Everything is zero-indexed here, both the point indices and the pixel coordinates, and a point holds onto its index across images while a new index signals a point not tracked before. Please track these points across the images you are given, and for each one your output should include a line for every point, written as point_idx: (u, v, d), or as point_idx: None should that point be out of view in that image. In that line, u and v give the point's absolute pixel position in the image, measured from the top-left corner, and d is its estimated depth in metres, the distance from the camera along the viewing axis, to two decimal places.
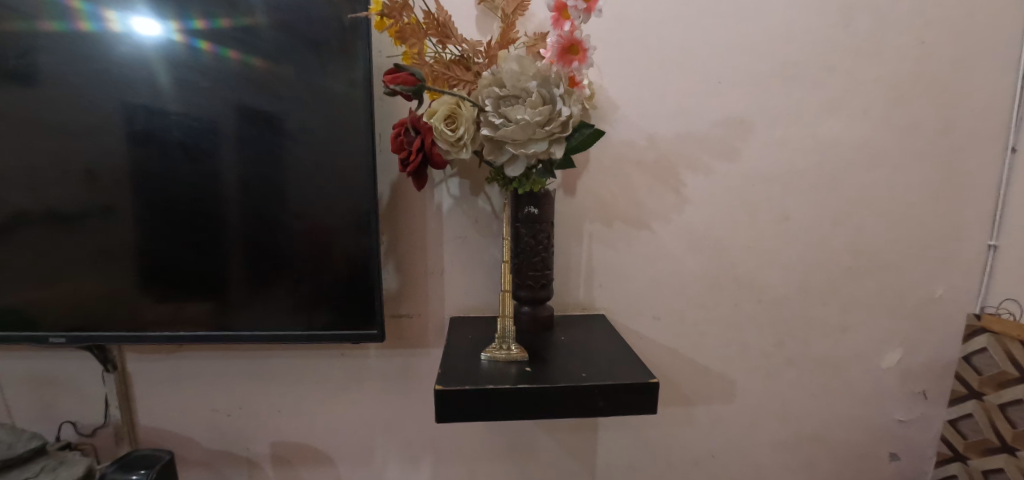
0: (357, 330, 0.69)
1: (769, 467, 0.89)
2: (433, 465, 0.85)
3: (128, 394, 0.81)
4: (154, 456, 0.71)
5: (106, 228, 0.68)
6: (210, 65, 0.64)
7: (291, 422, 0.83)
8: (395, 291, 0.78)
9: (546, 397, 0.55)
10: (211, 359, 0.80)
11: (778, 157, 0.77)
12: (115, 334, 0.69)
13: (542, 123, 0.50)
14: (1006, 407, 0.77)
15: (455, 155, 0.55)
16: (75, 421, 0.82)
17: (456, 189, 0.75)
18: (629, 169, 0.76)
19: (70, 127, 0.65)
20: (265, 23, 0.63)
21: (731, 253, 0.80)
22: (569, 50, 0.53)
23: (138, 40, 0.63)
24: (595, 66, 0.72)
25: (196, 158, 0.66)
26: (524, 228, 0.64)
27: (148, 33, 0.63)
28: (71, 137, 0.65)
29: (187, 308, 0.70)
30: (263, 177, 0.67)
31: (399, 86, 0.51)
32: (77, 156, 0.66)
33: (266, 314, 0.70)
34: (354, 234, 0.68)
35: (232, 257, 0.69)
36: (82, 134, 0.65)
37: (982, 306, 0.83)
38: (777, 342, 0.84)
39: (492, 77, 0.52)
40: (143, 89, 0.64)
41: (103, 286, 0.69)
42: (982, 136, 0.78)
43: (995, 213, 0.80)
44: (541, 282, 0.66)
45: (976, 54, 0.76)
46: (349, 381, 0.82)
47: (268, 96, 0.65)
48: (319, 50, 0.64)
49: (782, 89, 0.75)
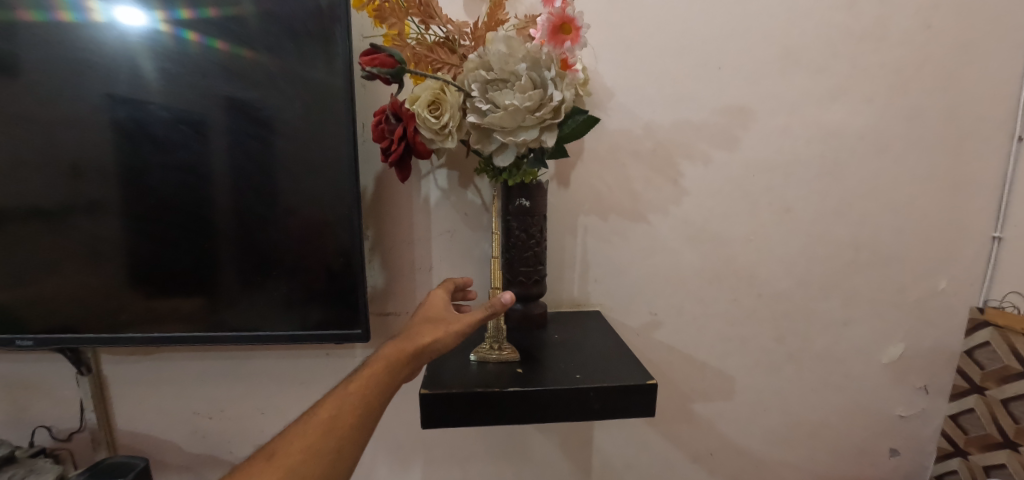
0: (341, 330, 0.66)
1: (768, 463, 0.88)
2: (424, 466, 0.83)
3: (104, 397, 0.78)
4: (129, 464, 0.68)
5: (78, 226, 0.64)
6: (196, 56, 0.60)
7: (275, 424, 0.80)
8: (381, 289, 0.75)
9: (538, 400, 0.53)
10: (190, 360, 0.77)
11: (780, 145, 0.74)
12: (90, 338, 0.66)
13: (533, 108, 0.47)
14: (1008, 403, 0.75)
15: (439, 143, 0.51)
16: (50, 426, 0.78)
17: (444, 180, 0.72)
18: (625, 159, 0.73)
19: (50, 121, 0.61)
20: (253, 12, 0.59)
21: (730, 246, 0.77)
22: (560, 28, 0.50)
23: (120, 30, 0.59)
24: (589, 48, 0.69)
25: (180, 152, 0.62)
26: (515, 221, 0.62)
27: (132, 23, 0.59)
28: (51, 133, 0.61)
29: (166, 309, 0.66)
30: (249, 173, 0.63)
31: (376, 68, 0.47)
32: (58, 153, 0.62)
33: (248, 314, 0.67)
34: (340, 229, 0.64)
35: (216, 255, 0.65)
36: (63, 129, 0.61)
37: (985, 299, 0.81)
38: (778, 337, 0.82)
39: (479, 60, 0.49)
40: (126, 81, 0.60)
41: (76, 286, 0.65)
42: (988, 123, 0.76)
43: (1000, 204, 0.78)
44: (533, 278, 0.63)
45: (983, 37, 0.73)
46: (334, 381, 0.79)
47: (254, 87, 0.61)
48: (306, 39, 0.60)
49: (784, 76, 0.72)
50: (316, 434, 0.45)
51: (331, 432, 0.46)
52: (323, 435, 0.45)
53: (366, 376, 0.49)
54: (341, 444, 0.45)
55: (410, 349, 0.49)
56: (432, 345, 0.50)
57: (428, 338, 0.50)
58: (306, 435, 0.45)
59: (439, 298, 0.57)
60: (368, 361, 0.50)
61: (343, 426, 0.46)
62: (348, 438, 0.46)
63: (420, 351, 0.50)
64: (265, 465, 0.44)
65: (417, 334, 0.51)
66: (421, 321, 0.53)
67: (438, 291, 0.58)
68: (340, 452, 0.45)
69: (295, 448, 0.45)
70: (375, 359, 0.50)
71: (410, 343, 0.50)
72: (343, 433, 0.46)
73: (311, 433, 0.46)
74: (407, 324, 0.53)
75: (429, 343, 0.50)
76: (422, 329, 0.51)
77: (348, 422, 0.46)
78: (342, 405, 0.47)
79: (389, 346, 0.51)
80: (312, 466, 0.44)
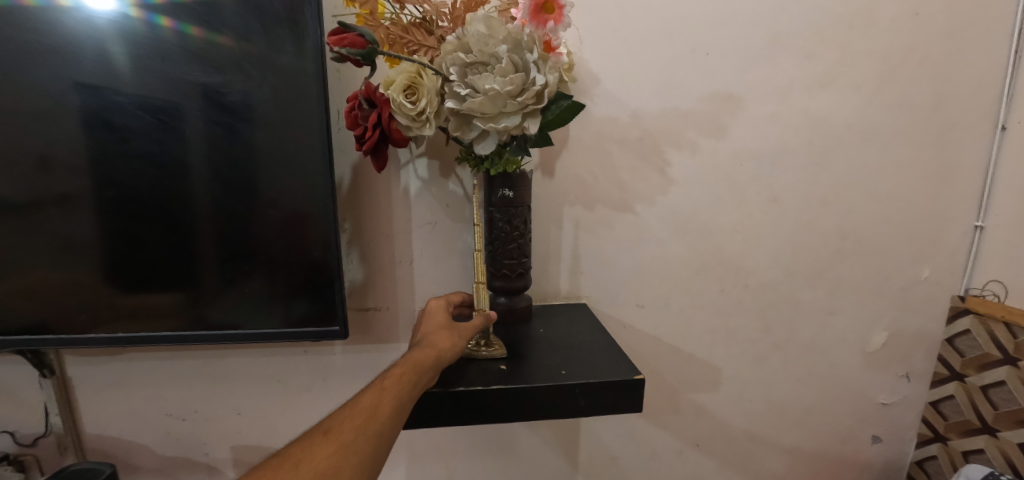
0: (316, 328, 0.64)
1: (753, 452, 0.88)
2: (408, 463, 0.81)
3: (70, 400, 0.75)
4: (95, 470, 0.65)
5: (34, 221, 0.60)
6: (169, 42, 0.56)
7: (252, 425, 0.77)
8: (360, 283, 0.73)
9: (522, 398, 0.51)
10: (160, 361, 0.74)
11: (768, 134, 0.73)
12: (55, 339, 0.62)
13: (514, 93, 0.45)
14: (988, 389, 0.77)
15: (417, 130, 0.50)
16: (13, 431, 0.75)
17: (424, 170, 0.69)
18: (611, 147, 0.71)
19: (10, 111, 0.57)
20: None
21: (718, 236, 0.76)
22: (542, 8, 0.48)
23: (86, 14, 0.55)
24: (573, 30, 0.67)
25: (149, 143, 0.59)
26: (498, 212, 0.60)
27: (99, 7, 0.55)
28: (13, 124, 0.57)
29: (136, 308, 0.63)
30: (221, 165, 0.60)
31: (346, 49, 0.45)
32: (21, 146, 0.58)
33: (220, 312, 0.64)
34: (318, 222, 0.61)
35: (189, 252, 0.62)
36: (25, 120, 0.57)
37: (967, 287, 0.82)
38: (764, 328, 0.82)
39: (457, 42, 0.47)
40: (94, 69, 0.56)
41: (33, 285, 0.61)
42: (974, 111, 0.75)
43: (983, 192, 0.78)
44: (518, 271, 0.62)
45: (971, 24, 0.72)
46: (314, 379, 0.76)
47: (229, 75, 0.57)
48: (283, 24, 0.56)
49: (773, 63, 0.71)
50: (363, 417, 0.43)
51: (375, 417, 0.43)
52: (369, 418, 0.43)
53: (400, 371, 0.47)
54: (385, 430, 0.43)
55: (437, 350, 0.51)
56: (453, 347, 0.52)
57: (448, 341, 0.52)
58: (353, 417, 0.43)
59: (439, 306, 0.58)
60: (398, 361, 0.49)
61: (387, 411, 0.44)
62: (390, 425, 0.44)
63: (444, 352, 0.51)
64: (319, 442, 0.41)
65: (437, 337, 0.52)
66: (435, 327, 0.54)
67: (435, 302, 0.59)
68: (386, 436, 0.43)
69: (346, 427, 0.42)
70: (403, 359, 0.49)
71: (435, 346, 0.51)
72: (388, 418, 0.44)
73: (358, 416, 0.43)
74: (422, 330, 0.54)
75: (451, 344, 0.52)
76: (441, 334, 0.53)
77: (391, 409, 0.44)
78: (382, 394, 0.45)
79: (416, 348, 0.51)
80: (363, 445, 0.41)
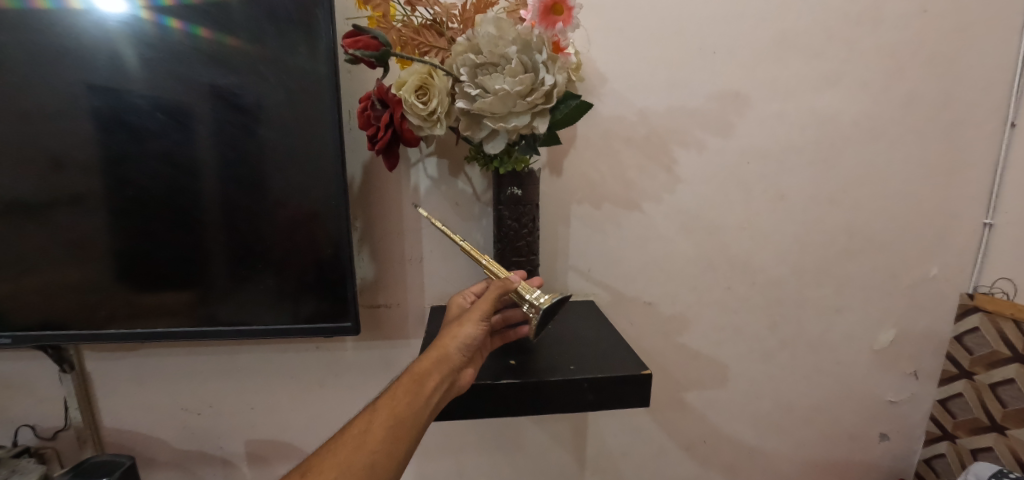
0: (328, 324, 0.65)
1: (760, 449, 0.88)
2: (418, 458, 0.82)
3: (88, 395, 0.76)
4: (115, 462, 0.67)
5: (55, 220, 0.61)
6: (180, 44, 0.58)
7: (266, 420, 0.79)
8: (371, 281, 0.74)
9: (532, 391, 0.53)
10: (175, 357, 0.75)
11: (775, 133, 0.73)
12: (74, 334, 0.64)
13: (524, 93, 0.46)
14: (997, 387, 0.77)
15: (428, 130, 0.51)
16: (33, 425, 0.77)
17: (433, 169, 0.70)
18: (618, 146, 0.72)
19: (28, 112, 0.58)
20: None
21: (724, 234, 0.77)
22: (551, 9, 0.48)
23: (99, 17, 0.56)
24: (580, 29, 0.67)
25: (163, 143, 0.60)
26: (506, 210, 0.60)
27: (112, 10, 0.56)
28: (31, 125, 0.59)
29: (152, 305, 0.64)
30: (233, 164, 0.61)
31: (360, 51, 0.46)
32: (38, 147, 0.59)
33: (234, 309, 0.65)
34: (328, 221, 0.62)
35: (203, 250, 0.63)
36: (42, 121, 0.59)
37: (976, 285, 0.82)
38: (770, 325, 0.82)
39: (467, 43, 0.48)
40: (107, 70, 0.58)
41: (53, 283, 0.63)
42: (983, 109, 0.75)
43: (992, 190, 0.78)
44: (526, 268, 0.63)
45: (980, 20, 0.72)
46: (326, 374, 0.78)
47: (240, 77, 0.59)
48: (293, 25, 0.57)
49: (779, 61, 0.71)
50: (349, 449, 0.44)
51: (363, 447, 0.44)
52: (355, 450, 0.44)
53: (395, 390, 0.48)
54: (373, 458, 0.44)
55: (437, 354, 0.48)
56: (456, 346, 0.49)
57: (451, 337, 0.49)
58: (340, 450, 0.44)
59: (460, 301, 0.56)
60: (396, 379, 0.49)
61: (374, 440, 0.45)
62: (380, 452, 0.44)
63: (446, 353, 0.48)
64: None
65: (441, 338, 0.50)
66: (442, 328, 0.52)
67: (458, 297, 0.57)
68: (375, 466, 0.43)
69: (329, 464, 0.44)
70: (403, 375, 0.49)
71: (436, 350, 0.49)
72: (377, 447, 0.44)
73: (344, 448, 0.45)
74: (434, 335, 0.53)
75: (453, 344, 0.49)
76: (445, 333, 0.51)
77: (379, 436, 0.45)
78: (370, 421, 0.46)
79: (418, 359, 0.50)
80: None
